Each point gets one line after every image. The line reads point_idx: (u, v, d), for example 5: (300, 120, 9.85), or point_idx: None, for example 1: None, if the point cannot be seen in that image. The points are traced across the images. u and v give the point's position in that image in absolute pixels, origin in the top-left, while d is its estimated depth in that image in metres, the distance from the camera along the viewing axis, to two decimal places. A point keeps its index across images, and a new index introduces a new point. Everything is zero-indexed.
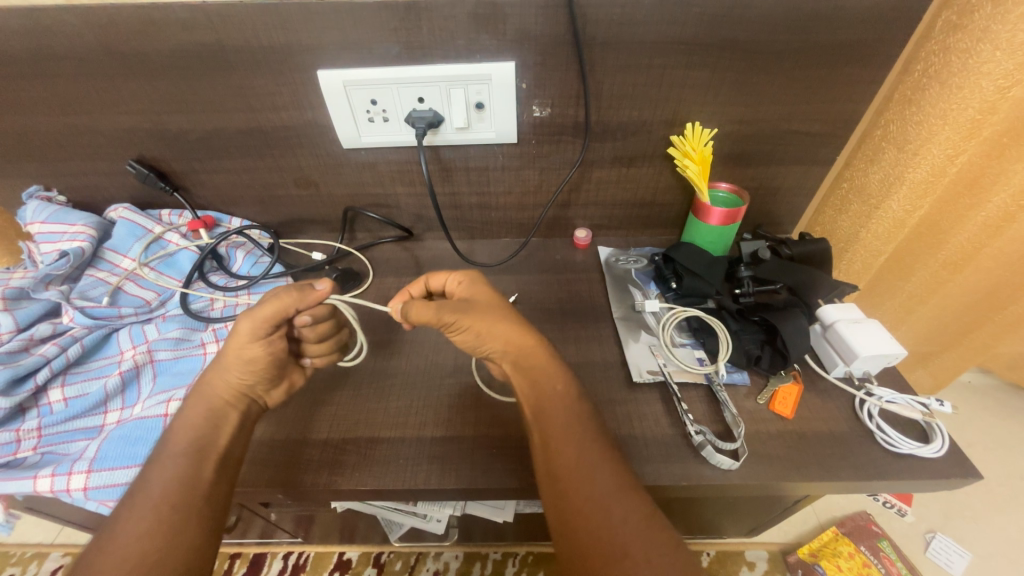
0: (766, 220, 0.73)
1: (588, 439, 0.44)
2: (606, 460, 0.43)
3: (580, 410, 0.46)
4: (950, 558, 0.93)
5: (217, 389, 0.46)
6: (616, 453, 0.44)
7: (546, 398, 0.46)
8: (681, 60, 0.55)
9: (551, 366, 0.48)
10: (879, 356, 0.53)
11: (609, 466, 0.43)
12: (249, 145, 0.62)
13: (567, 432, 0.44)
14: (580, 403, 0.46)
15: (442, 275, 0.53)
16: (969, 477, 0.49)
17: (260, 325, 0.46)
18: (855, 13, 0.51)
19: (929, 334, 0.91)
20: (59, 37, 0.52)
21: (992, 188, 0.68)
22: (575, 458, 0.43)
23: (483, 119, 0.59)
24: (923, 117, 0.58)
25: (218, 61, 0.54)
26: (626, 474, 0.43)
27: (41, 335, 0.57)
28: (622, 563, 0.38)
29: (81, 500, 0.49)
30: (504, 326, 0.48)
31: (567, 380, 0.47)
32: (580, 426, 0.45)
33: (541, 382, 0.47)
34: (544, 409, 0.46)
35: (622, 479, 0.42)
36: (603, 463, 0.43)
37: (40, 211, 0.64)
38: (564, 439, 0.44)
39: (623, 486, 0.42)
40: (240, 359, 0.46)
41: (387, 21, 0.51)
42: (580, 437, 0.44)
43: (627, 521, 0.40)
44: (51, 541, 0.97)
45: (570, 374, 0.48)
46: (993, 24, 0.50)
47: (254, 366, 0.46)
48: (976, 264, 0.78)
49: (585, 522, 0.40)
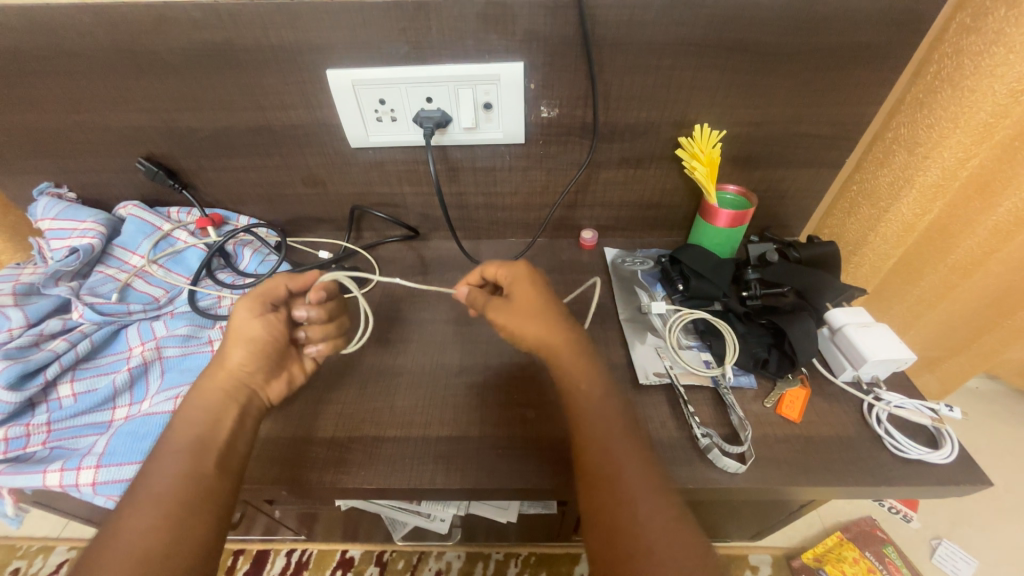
0: (773, 222, 0.73)
1: (621, 436, 0.44)
2: (640, 460, 0.43)
3: (612, 407, 0.46)
4: (956, 565, 0.92)
5: (220, 382, 0.47)
6: (650, 452, 0.44)
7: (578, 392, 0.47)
8: (690, 62, 0.55)
9: (588, 365, 0.48)
10: (888, 360, 0.53)
11: (644, 464, 0.42)
12: (258, 144, 0.63)
13: (599, 429, 0.44)
14: (616, 402, 0.46)
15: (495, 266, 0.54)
16: (978, 483, 0.49)
17: (255, 304, 0.50)
18: (866, 16, 0.51)
19: (937, 339, 0.90)
20: (71, 36, 0.52)
21: (1004, 193, 0.67)
22: (604, 454, 0.43)
23: (491, 119, 0.59)
24: (934, 119, 0.57)
25: (228, 60, 0.54)
26: (657, 474, 0.42)
27: (51, 331, 0.57)
28: (643, 560, 0.37)
29: (89, 495, 0.49)
30: (533, 323, 0.49)
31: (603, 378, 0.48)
32: (612, 422, 0.45)
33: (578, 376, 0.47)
34: (578, 405, 0.46)
35: (651, 478, 0.42)
36: (635, 461, 0.42)
37: (50, 208, 0.65)
38: (602, 434, 0.44)
39: (652, 486, 0.41)
40: (242, 337, 0.49)
41: (397, 20, 0.51)
42: (613, 433, 0.44)
43: (653, 520, 0.39)
44: (57, 535, 0.97)
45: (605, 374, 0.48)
46: (1007, 26, 0.50)
47: (254, 344, 0.49)
48: (986, 269, 0.77)
49: (611, 518, 0.40)
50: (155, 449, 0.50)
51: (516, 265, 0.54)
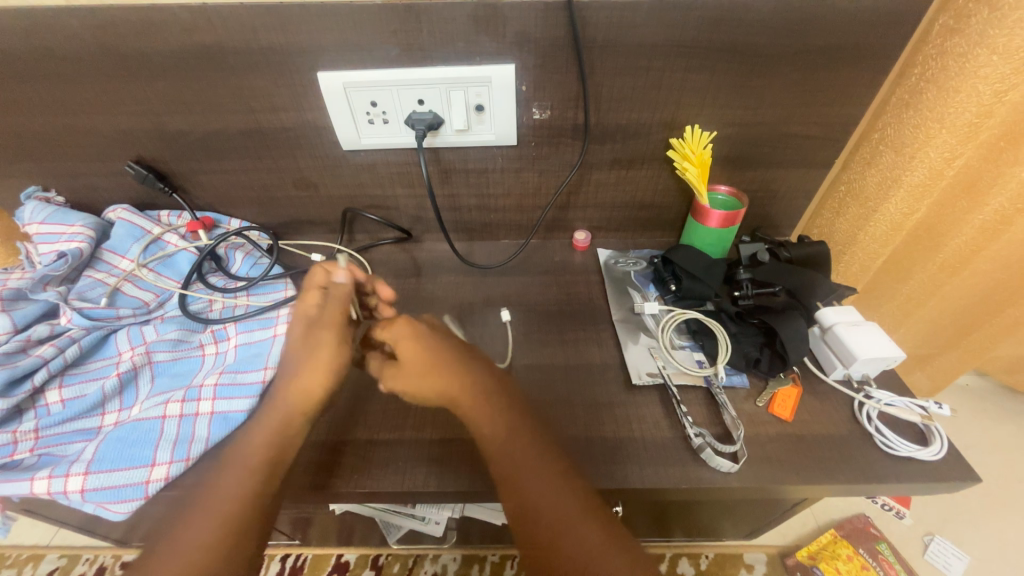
0: (764, 222, 0.74)
1: (535, 465, 0.45)
2: (560, 484, 0.44)
3: (522, 438, 0.47)
4: (948, 561, 0.93)
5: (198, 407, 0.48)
6: (569, 474, 0.45)
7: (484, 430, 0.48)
8: (680, 64, 0.55)
9: (488, 405, 0.49)
10: (877, 359, 0.54)
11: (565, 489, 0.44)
12: (249, 146, 0.62)
13: (513, 461, 0.45)
14: (532, 428, 0.48)
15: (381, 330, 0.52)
16: (967, 480, 0.49)
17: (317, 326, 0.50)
18: (853, 17, 0.52)
19: (927, 337, 0.91)
20: (58, 38, 0.52)
21: (989, 192, 0.68)
22: (523, 486, 0.44)
23: (483, 121, 0.59)
24: (919, 120, 0.58)
25: (217, 62, 0.54)
26: (580, 495, 0.43)
27: (39, 336, 0.56)
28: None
29: (78, 502, 0.49)
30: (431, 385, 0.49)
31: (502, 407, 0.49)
32: (523, 451, 0.46)
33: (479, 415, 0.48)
34: (487, 437, 0.47)
35: (573, 502, 0.43)
36: (553, 490, 0.44)
37: (38, 212, 0.64)
38: (519, 466, 0.45)
39: (576, 509, 0.43)
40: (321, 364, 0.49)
41: (388, 22, 0.51)
42: (529, 464, 0.45)
43: (580, 546, 0.41)
44: (47, 542, 0.96)
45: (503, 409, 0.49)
46: (990, 28, 0.50)
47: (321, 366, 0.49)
48: (974, 267, 0.78)
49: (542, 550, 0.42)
50: (144, 454, 0.49)
51: (395, 321, 0.52)
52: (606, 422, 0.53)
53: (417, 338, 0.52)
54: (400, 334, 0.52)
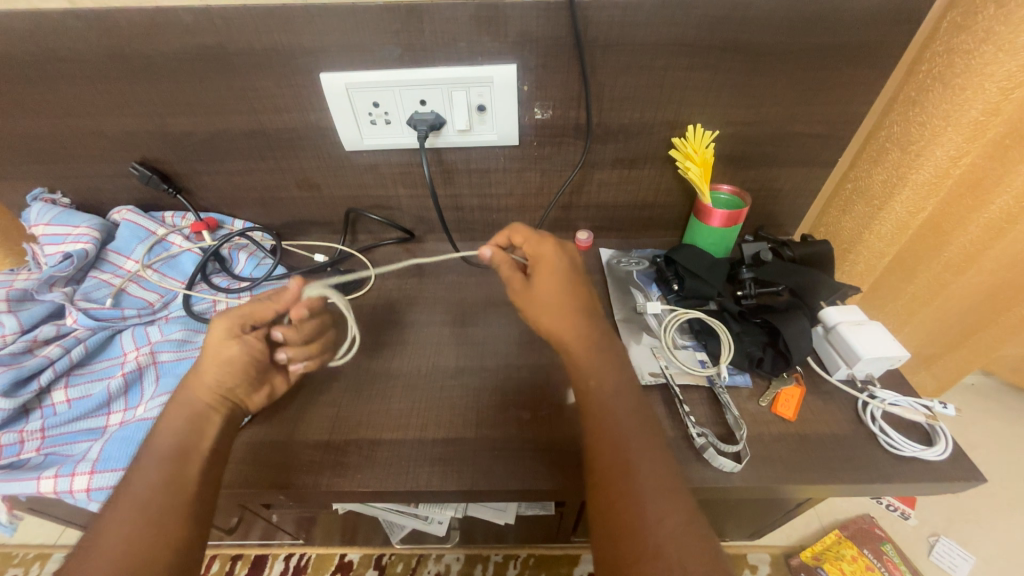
0: (767, 221, 0.73)
1: (634, 431, 0.43)
2: (654, 458, 0.42)
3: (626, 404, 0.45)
4: (954, 562, 0.92)
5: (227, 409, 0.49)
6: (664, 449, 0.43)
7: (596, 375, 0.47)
8: (682, 63, 0.55)
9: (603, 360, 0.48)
10: (882, 357, 0.53)
11: (659, 464, 0.42)
12: (252, 147, 0.63)
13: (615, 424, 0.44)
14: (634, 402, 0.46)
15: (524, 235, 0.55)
16: (972, 480, 0.49)
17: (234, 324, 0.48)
18: (855, 15, 0.51)
19: (932, 336, 0.91)
20: (64, 41, 0.52)
21: (995, 190, 0.68)
22: (616, 447, 0.42)
23: (485, 121, 0.59)
24: (925, 118, 0.58)
25: (221, 64, 0.54)
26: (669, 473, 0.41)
27: (45, 337, 0.57)
28: (653, 562, 0.36)
29: (84, 501, 0.49)
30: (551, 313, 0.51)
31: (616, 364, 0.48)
32: (625, 413, 0.45)
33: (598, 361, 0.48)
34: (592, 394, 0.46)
35: (662, 476, 0.41)
36: (646, 460, 0.42)
37: (44, 214, 0.64)
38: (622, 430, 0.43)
39: (665, 485, 0.40)
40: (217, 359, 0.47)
41: (390, 23, 0.51)
42: (628, 429, 0.43)
43: (663, 524, 0.38)
44: (53, 541, 0.97)
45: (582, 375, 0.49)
46: (996, 24, 0.50)
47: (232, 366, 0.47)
48: (979, 266, 0.77)
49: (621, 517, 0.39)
50: None
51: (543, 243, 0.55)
52: None
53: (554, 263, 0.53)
54: (544, 254, 0.54)
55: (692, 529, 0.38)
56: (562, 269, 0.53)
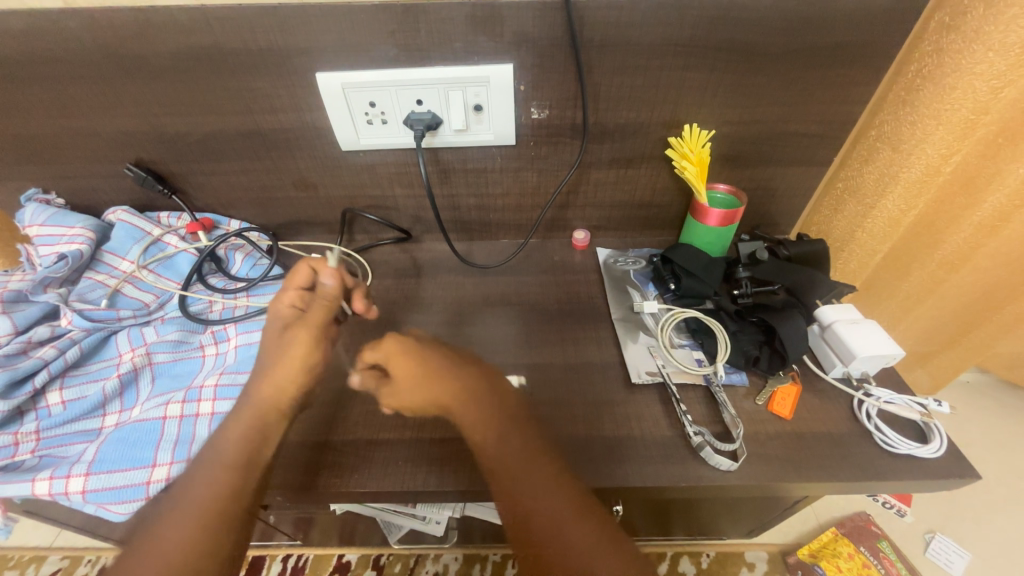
0: (764, 220, 0.74)
1: (531, 465, 0.46)
2: (556, 486, 0.45)
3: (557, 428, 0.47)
4: (949, 558, 0.93)
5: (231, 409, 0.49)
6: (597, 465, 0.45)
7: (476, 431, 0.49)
8: (678, 62, 0.55)
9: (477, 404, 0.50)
10: (877, 356, 0.53)
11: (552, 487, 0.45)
12: (248, 147, 0.62)
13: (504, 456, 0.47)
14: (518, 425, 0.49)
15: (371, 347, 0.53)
16: (965, 477, 0.50)
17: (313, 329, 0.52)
18: (850, 15, 0.52)
19: (927, 334, 0.91)
20: (58, 41, 0.52)
21: (987, 188, 0.68)
22: (521, 486, 0.45)
23: (481, 121, 0.59)
24: (916, 117, 0.58)
25: (217, 64, 0.54)
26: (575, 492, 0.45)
27: (40, 338, 0.57)
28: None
29: (80, 503, 0.49)
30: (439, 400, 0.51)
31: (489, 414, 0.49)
32: (517, 454, 0.47)
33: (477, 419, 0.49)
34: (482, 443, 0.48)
35: (572, 499, 0.44)
36: (549, 490, 0.45)
37: (38, 214, 0.64)
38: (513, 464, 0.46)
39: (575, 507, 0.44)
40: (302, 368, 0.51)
41: (385, 23, 0.51)
42: (523, 468, 0.46)
43: (582, 541, 0.43)
44: (49, 544, 0.96)
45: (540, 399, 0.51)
46: (985, 24, 0.51)
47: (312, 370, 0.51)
48: (973, 264, 0.78)
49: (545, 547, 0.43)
50: (145, 455, 0.50)
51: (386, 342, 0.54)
52: (605, 421, 0.53)
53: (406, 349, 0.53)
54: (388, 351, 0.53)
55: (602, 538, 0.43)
56: (412, 349, 0.53)
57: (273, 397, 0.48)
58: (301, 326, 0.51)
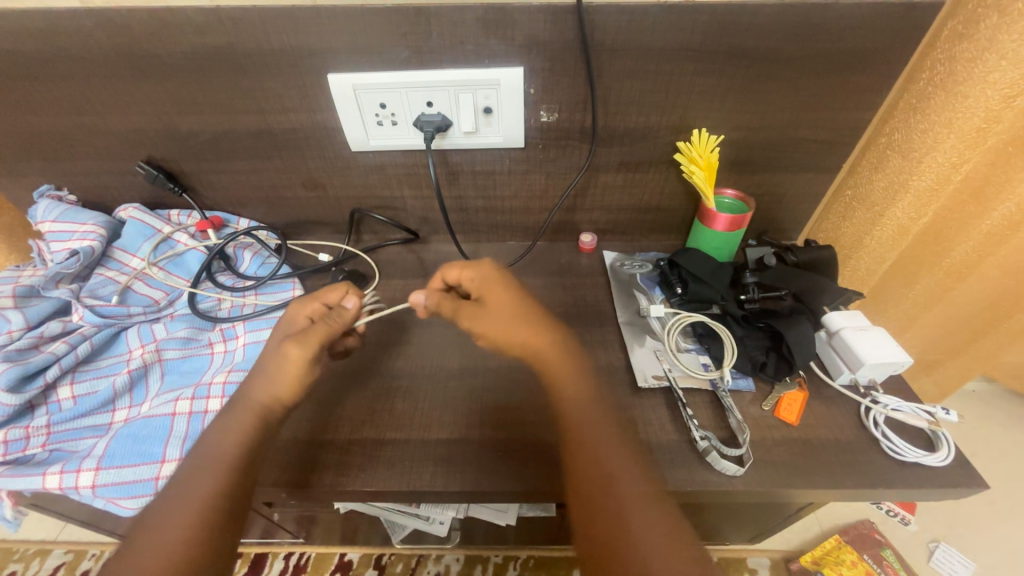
0: (770, 226, 0.74)
1: (613, 446, 0.44)
2: (635, 465, 0.43)
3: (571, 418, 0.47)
4: (953, 568, 0.92)
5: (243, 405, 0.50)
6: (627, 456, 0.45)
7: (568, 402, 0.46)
8: (688, 67, 0.55)
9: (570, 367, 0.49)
10: (884, 363, 0.53)
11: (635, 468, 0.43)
12: (258, 146, 0.63)
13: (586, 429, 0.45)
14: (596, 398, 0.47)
15: (456, 270, 0.54)
16: (974, 486, 0.49)
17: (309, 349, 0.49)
18: (861, 22, 0.52)
19: (934, 342, 0.91)
20: (74, 40, 0.52)
21: (997, 197, 0.68)
22: (596, 469, 0.42)
23: (491, 123, 0.59)
24: (927, 125, 0.58)
25: (230, 64, 0.55)
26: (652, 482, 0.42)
27: (51, 333, 0.57)
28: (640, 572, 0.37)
29: (89, 498, 0.49)
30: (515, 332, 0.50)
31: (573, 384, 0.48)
32: (604, 431, 0.44)
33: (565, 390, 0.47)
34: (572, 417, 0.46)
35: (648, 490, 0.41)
36: (628, 475, 0.42)
37: (50, 211, 0.65)
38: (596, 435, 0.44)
39: (648, 496, 0.41)
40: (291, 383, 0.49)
41: (398, 25, 0.52)
42: (604, 447, 0.43)
43: (649, 532, 0.39)
44: (53, 538, 0.97)
45: (582, 376, 0.49)
46: (998, 33, 0.50)
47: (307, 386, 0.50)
48: (981, 273, 0.78)
49: (606, 528, 0.40)
50: (154, 451, 0.50)
51: (482, 266, 0.54)
52: None
53: (498, 282, 0.53)
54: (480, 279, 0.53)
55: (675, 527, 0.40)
56: (498, 279, 0.53)
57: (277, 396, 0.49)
58: (297, 344, 0.49)
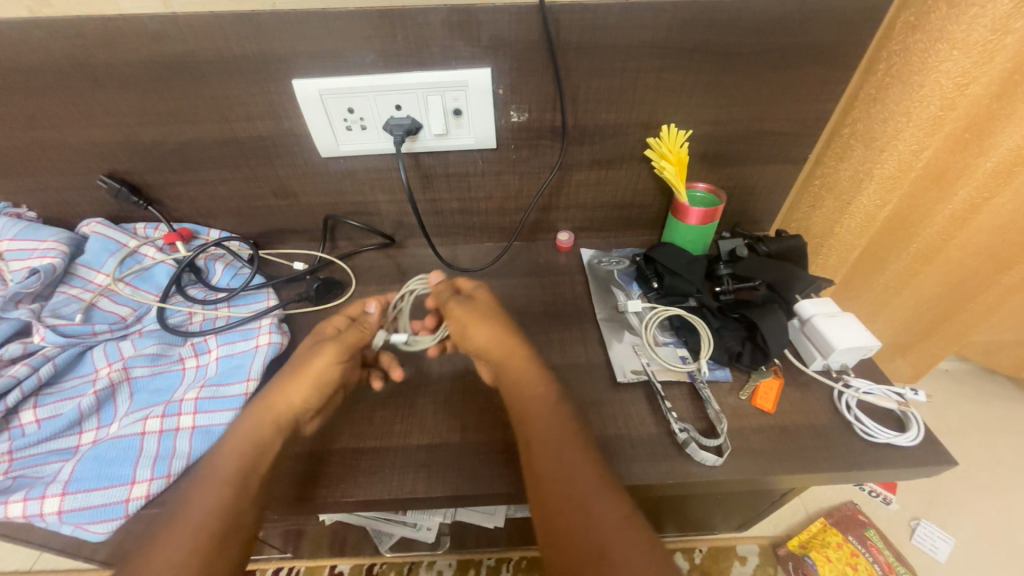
0: (743, 218, 0.75)
1: (569, 441, 0.45)
2: (592, 462, 0.44)
3: (559, 413, 0.48)
4: (934, 544, 0.95)
5: None
6: (598, 454, 0.45)
7: (528, 403, 0.48)
8: (655, 64, 0.56)
9: (531, 369, 0.51)
10: (855, 348, 0.55)
11: (592, 465, 0.44)
12: (225, 156, 0.62)
13: (545, 426, 0.46)
14: (549, 400, 0.48)
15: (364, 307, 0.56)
16: (944, 463, 0.50)
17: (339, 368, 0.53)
18: (819, 16, 0.53)
19: (906, 324, 0.93)
20: (22, 51, 0.50)
21: (957, 182, 0.70)
22: (555, 466, 0.44)
23: (461, 125, 0.59)
24: (887, 114, 0.59)
25: (190, 71, 0.53)
26: (607, 473, 0.44)
27: (11, 356, 0.55)
28: (598, 560, 0.39)
29: (56, 525, 0.47)
30: (489, 329, 0.52)
31: (550, 386, 0.50)
32: (559, 429, 0.46)
33: (523, 392, 0.49)
34: (530, 417, 0.47)
35: (602, 478, 0.43)
36: (586, 467, 0.44)
37: (8, 229, 0.62)
38: (549, 441, 0.45)
39: (602, 486, 0.43)
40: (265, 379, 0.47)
41: (362, 29, 0.51)
42: (561, 444, 0.45)
43: (605, 519, 0.41)
44: (28, 567, 0.93)
45: (551, 379, 0.50)
46: (948, 24, 0.52)
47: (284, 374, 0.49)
48: (945, 256, 0.80)
49: (567, 520, 0.41)
50: (122, 473, 0.48)
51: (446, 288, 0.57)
52: (593, 421, 0.53)
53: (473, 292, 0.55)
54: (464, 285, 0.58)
55: (633, 520, 0.41)
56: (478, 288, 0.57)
57: (259, 408, 0.47)
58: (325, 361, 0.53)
